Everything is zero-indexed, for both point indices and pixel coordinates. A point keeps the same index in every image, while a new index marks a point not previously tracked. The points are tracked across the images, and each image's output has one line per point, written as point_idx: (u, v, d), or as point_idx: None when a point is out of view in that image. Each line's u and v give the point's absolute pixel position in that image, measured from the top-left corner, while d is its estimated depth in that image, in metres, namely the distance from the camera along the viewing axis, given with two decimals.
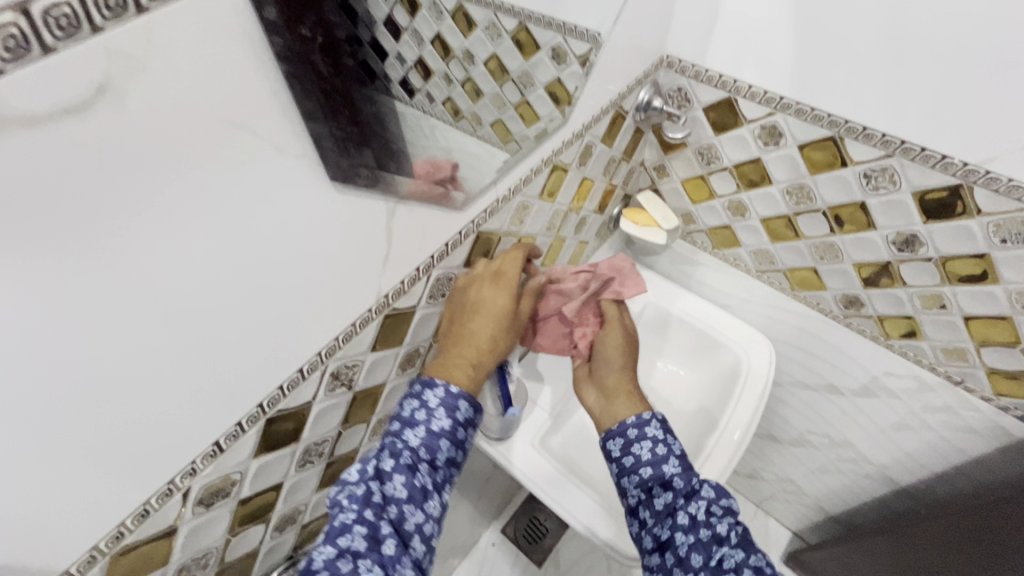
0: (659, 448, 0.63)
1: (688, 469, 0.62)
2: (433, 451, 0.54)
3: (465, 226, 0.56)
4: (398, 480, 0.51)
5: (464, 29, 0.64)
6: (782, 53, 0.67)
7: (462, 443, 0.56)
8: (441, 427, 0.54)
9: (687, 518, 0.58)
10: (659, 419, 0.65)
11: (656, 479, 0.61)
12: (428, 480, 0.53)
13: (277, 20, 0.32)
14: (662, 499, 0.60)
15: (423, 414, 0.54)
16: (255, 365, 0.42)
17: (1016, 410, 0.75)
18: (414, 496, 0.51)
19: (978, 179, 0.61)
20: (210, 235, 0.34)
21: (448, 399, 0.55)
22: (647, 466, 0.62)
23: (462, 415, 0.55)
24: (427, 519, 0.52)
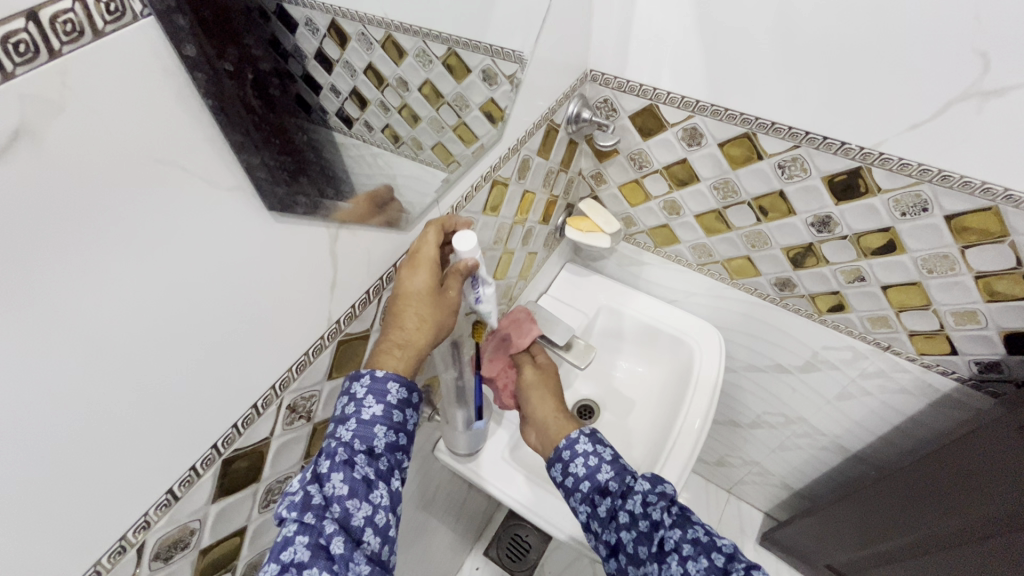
0: (590, 459, 0.66)
1: (620, 471, 0.65)
2: (369, 440, 0.54)
3: (411, 245, 0.60)
4: (337, 478, 0.52)
5: (395, 57, 0.59)
6: (694, 59, 0.70)
7: (402, 426, 0.56)
8: (373, 414, 0.54)
9: (628, 516, 0.62)
10: (587, 433, 0.69)
11: (594, 490, 0.65)
12: (369, 471, 0.54)
13: (198, 56, 0.32)
14: (604, 506, 0.64)
15: (353, 407, 0.54)
16: (211, 398, 0.43)
17: (938, 367, 0.81)
18: (356, 489, 0.52)
19: (874, 160, 0.65)
20: (151, 282, 0.35)
21: (376, 386, 0.54)
22: (585, 480, 0.66)
23: (394, 396, 0.55)
24: (376, 509, 0.53)
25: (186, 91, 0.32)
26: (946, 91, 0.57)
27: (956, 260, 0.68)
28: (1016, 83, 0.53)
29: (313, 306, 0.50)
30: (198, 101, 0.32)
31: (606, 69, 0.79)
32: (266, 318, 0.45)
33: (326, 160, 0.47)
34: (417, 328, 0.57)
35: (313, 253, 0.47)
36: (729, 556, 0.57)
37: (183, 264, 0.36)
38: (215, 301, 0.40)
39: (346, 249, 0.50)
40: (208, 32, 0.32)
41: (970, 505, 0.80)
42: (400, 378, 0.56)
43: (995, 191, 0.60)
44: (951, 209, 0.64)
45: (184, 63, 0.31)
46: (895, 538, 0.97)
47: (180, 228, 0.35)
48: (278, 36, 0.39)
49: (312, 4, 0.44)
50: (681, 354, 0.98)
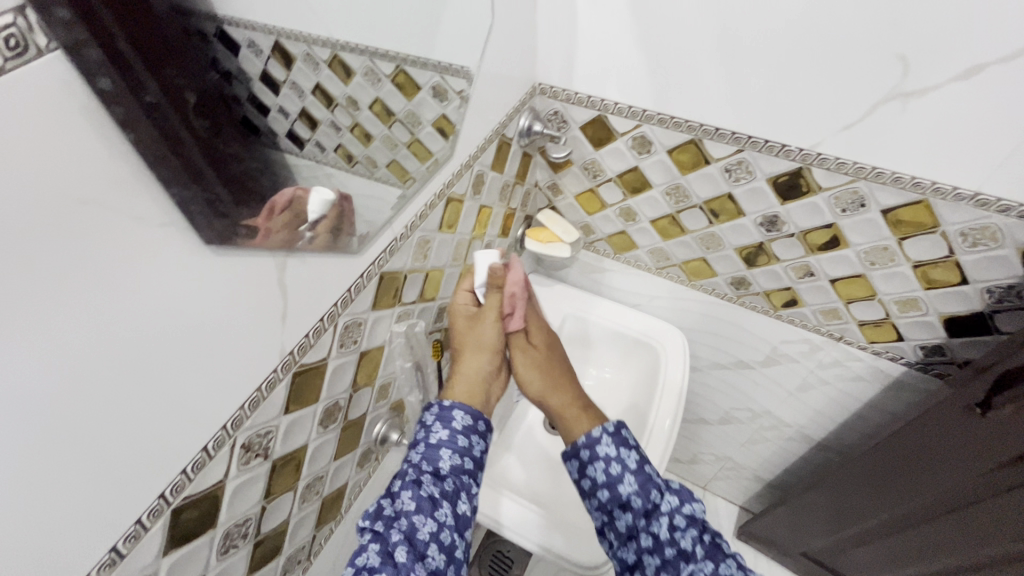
0: (613, 466, 0.64)
1: (644, 485, 0.62)
2: (434, 462, 0.59)
3: (365, 269, 0.59)
4: (406, 493, 0.55)
5: (343, 77, 0.55)
6: (637, 70, 0.72)
7: (467, 450, 0.62)
8: (439, 438, 0.61)
9: (649, 538, 0.59)
10: (610, 433, 0.67)
11: (615, 501, 0.63)
12: (435, 490, 0.57)
13: (114, 90, 0.30)
14: (624, 521, 0.62)
15: (423, 434, 0.62)
16: (154, 446, 0.41)
17: (887, 353, 0.85)
18: (422, 506, 0.55)
19: (813, 160, 0.68)
20: (79, 331, 0.33)
21: (444, 415, 0.64)
22: (604, 487, 0.64)
23: (459, 422, 0.63)
24: (441, 527, 0.55)
25: (102, 127, 0.30)
26: (872, 93, 0.60)
27: (894, 251, 0.72)
28: (933, 84, 0.56)
29: (262, 339, 0.47)
30: (118, 137, 0.31)
31: (554, 82, 0.80)
32: (211, 357, 0.43)
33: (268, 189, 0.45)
34: (474, 360, 0.74)
35: (260, 284, 0.45)
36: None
37: (114, 308, 0.34)
38: (154, 344, 0.38)
39: (295, 278, 0.49)
40: (124, 65, 0.30)
41: (943, 479, 0.83)
42: (466, 409, 0.65)
43: (923, 184, 0.64)
44: (886, 203, 0.68)
45: (98, 99, 0.29)
46: (863, 520, 1.00)
47: (106, 270, 0.33)
48: (219, 58, 0.40)
49: (254, 25, 0.43)
50: (647, 357, 0.99)
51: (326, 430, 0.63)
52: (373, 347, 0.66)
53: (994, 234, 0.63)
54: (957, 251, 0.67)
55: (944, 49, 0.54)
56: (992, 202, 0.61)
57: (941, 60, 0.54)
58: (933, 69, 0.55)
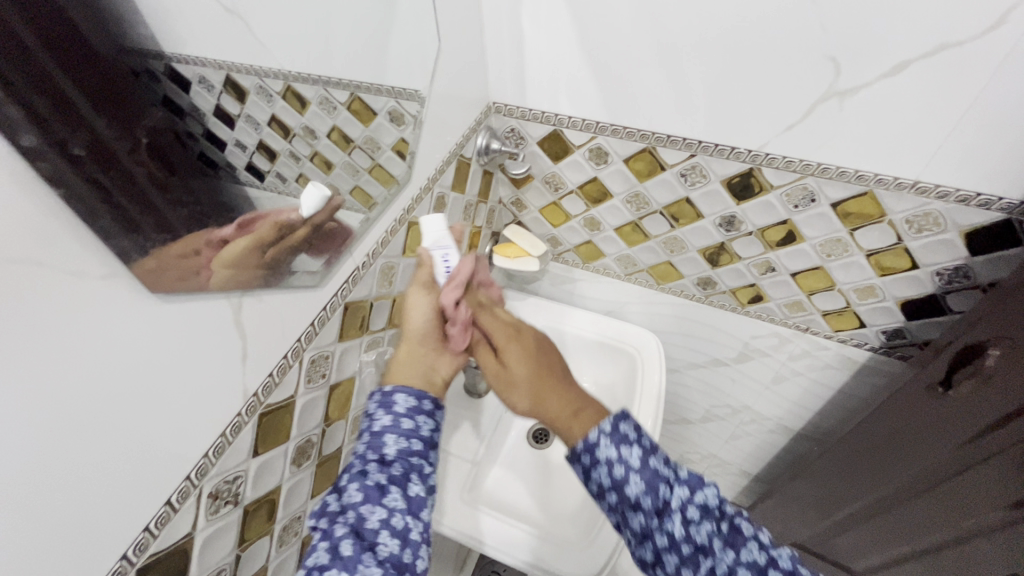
0: (616, 470, 0.54)
1: (652, 482, 0.53)
2: (380, 449, 0.55)
3: (329, 301, 0.58)
4: (352, 486, 0.52)
5: (298, 107, 0.55)
6: (587, 84, 0.73)
7: (415, 432, 0.58)
8: (383, 424, 0.57)
9: (666, 538, 0.52)
10: (608, 433, 0.56)
11: (624, 503, 0.54)
12: (382, 477, 0.53)
13: (41, 145, 0.29)
14: (636, 521, 0.53)
15: (366, 423, 0.58)
16: (112, 507, 0.39)
17: (852, 340, 0.87)
18: (369, 495, 0.51)
19: (762, 160, 0.70)
20: (23, 396, 0.31)
21: (385, 400, 0.58)
22: (611, 491, 0.55)
23: (401, 404, 0.58)
24: (391, 513, 0.51)
25: (31, 184, 0.29)
26: (810, 94, 0.62)
27: (847, 242, 0.74)
28: (865, 82, 0.59)
29: (222, 383, 0.46)
30: (49, 193, 0.30)
31: (508, 100, 0.81)
32: (168, 406, 0.42)
33: (208, 227, 0.42)
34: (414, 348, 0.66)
35: (215, 328, 0.44)
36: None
37: (58, 366, 0.33)
38: (104, 400, 0.37)
39: (253, 317, 0.48)
40: (51, 119, 0.30)
41: (916, 458, 0.84)
42: (407, 390, 0.59)
43: (867, 177, 0.66)
44: (835, 197, 0.70)
45: (24, 155, 0.28)
46: (846, 506, 1.02)
47: (45, 328, 0.32)
48: (171, 96, 0.40)
49: (206, 60, 0.43)
50: (624, 363, 1.00)
51: (301, 468, 0.61)
52: (342, 380, 0.65)
53: (938, 219, 0.66)
54: (905, 238, 0.70)
55: (872, 49, 0.56)
56: (932, 188, 0.64)
57: (870, 60, 0.57)
58: (864, 67, 0.58)
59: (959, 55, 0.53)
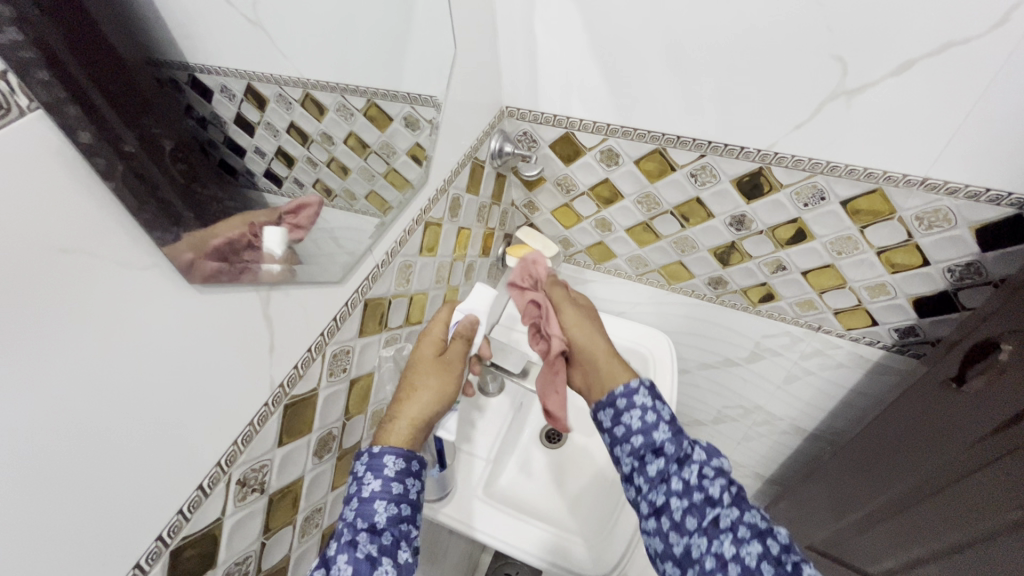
0: (649, 414, 0.60)
1: (677, 435, 0.58)
2: (370, 517, 0.54)
3: (349, 297, 0.60)
4: (341, 558, 0.51)
5: (316, 114, 0.57)
6: (598, 87, 0.75)
7: (403, 497, 0.56)
8: (372, 489, 0.55)
9: (680, 483, 0.56)
10: (649, 385, 0.62)
11: (647, 447, 0.59)
12: (372, 548, 0.52)
13: (95, 142, 0.32)
14: (655, 466, 0.58)
15: (356, 487, 0.56)
16: (149, 488, 0.41)
17: (864, 338, 0.88)
18: (359, 569, 0.50)
19: (771, 159, 0.72)
20: (71, 377, 0.34)
21: (374, 462, 0.57)
22: (637, 434, 0.60)
23: (390, 469, 0.57)
24: None
25: (85, 176, 0.31)
26: (817, 94, 0.64)
27: (857, 239, 0.75)
28: (872, 81, 0.60)
29: (251, 372, 0.48)
30: (99, 185, 0.32)
31: (521, 104, 0.83)
32: (201, 393, 0.44)
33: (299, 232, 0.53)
34: (425, 394, 0.63)
35: (245, 319, 0.46)
36: (784, 549, 0.51)
37: (103, 350, 0.35)
38: (142, 384, 0.39)
39: (280, 310, 0.50)
40: (102, 116, 0.32)
41: (930, 456, 0.84)
42: (397, 450, 0.58)
43: (876, 174, 0.67)
44: (844, 195, 0.71)
45: (81, 150, 0.31)
46: (861, 507, 1.01)
47: (91, 311, 0.34)
48: (193, 104, 0.42)
49: (225, 70, 0.45)
50: (636, 363, 1.01)
51: (322, 460, 0.63)
52: (361, 375, 0.67)
53: (948, 216, 0.67)
54: (915, 234, 0.71)
55: (878, 47, 0.57)
56: (941, 184, 0.65)
57: (877, 58, 0.58)
58: (872, 66, 0.59)
59: (965, 53, 0.55)
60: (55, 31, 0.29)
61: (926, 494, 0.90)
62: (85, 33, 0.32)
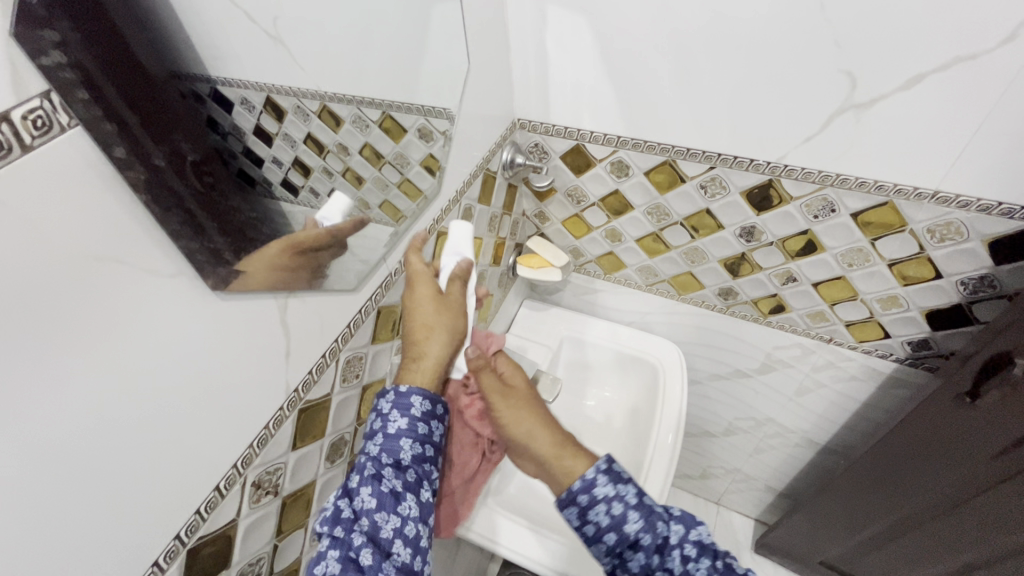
0: (614, 507, 0.58)
1: (650, 520, 0.57)
2: (394, 453, 0.57)
3: (363, 304, 0.62)
4: (365, 491, 0.53)
5: (332, 125, 0.58)
6: (608, 100, 0.76)
7: (426, 438, 0.59)
8: (399, 428, 0.57)
9: None
10: (604, 471, 0.60)
11: (624, 542, 0.57)
12: (396, 483, 0.55)
13: (128, 157, 0.33)
14: (637, 561, 0.57)
15: (379, 423, 0.58)
16: (169, 487, 0.43)
17: (877, 351, 0.87)
18: (383, 502, 0.53)
19: (781, 171, 0.72)
20: (100, 378, 0.35)
21: (401, 401, 0.59)
22: (610, 532, 0.58)
23: (418, 409, 0.59)
24: (405, 521, 0.54)
25: (118, 189, 0.33)
26: (826, 107, 0.64)
27: (869, 251, 0.75)
28: (882, 94, 0.60)
29: (269, 377, 0.50)
30: (132, 198, 0.34)
31: (533, 116, 0.85)
32: (220, 396, 0.45)
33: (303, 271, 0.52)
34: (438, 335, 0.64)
35: (263, 326, 0.48)
36: None
37: (130, 353, 0.37)
38: (166, 387, 0.40)
39: (296, 317, 0.51)
40: (130, 134, 0.34)
41: (945, 471, 0.83)
42: (424, 392, 0.60)
43: (886, 187, 0.67)
44: (854, 207, 0.71)
45: (115, 164, 0.32)
46: (874, 523, 0.99)
47: (120, 317, 0.35)
48: (215, 118, 0.43)
49: (246, 82, 0.47)
50: (645, 373, 1.01)
51: (334, 464, 0.64)
52: (374, 381, 0.68)
53: (960, 228, 0.67)
54: (927, 247, 0.71)
55: (888, 62, 0.58)
56: (952, 198, 0.65)
57: (887, 73, 0.59)
58: (881, 80, 0.59)
59: (975, 67, 0.55)
60: (88, 56, 0.31)
61: (942, 511, 0.88)
62: (115, 56, 0.33)
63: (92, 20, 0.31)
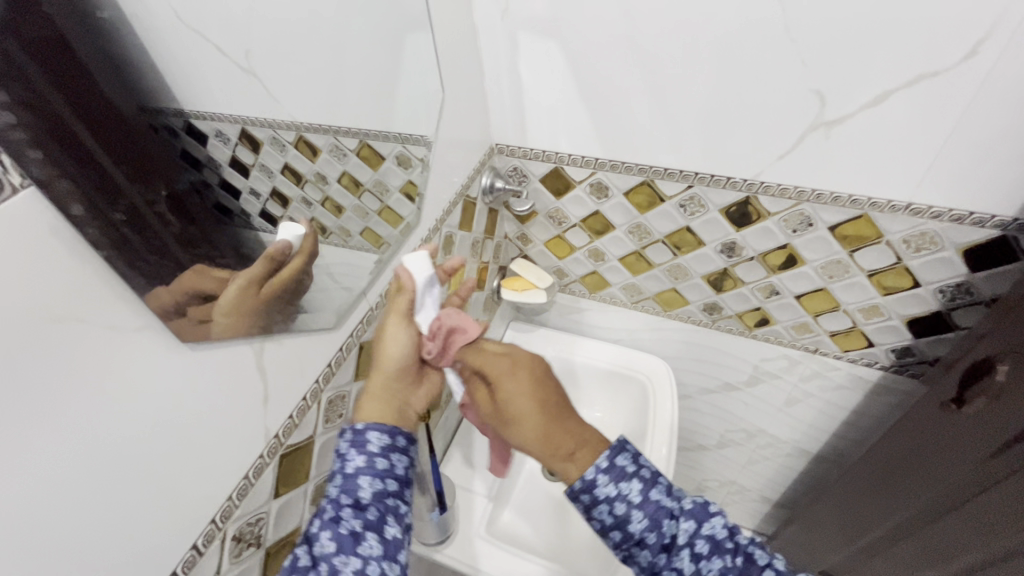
0: (588, 473, 0.57)
1: (619, 477, 0.57)
2: (354, 492, 0.52)
3: (344, 341, 0.61)
4: (325, 535, 0.50)
5: (309, 154, 0.57)
6: (584, 122, 0.77)
7: (390, 472, 0.55)
8: (356, 466, 0.53)
9: (641, 526, 0.55)
10: (581, 445, 0.57)
11: (629, 540, 0.56)
12: (357, 523, 0.51)
13: (89, 214, 0.32)
14: (611, 518, 0.56)
15: (338, 463, 0.54)
16: (142, 550, 0.41)
17: (863, 359, 0.87)
18: (343, 544, 0.50)
19: (758, 188, 0.73)
20: (63, 444, 0.33)
21: (358, 438, 0.55)
22: (585, 495, 0.57)
23: (374, 444, 0.55)
24: (367, 561, 0.50)
25: (76, 247, 0.32)
26: (798, 125, 0.65)
27: (848, 263, 0.76)
28: (850, 112, 0.62)
29: (247, 424, 0.48)
30: (92, 253, 0.32)
31: (509, 141, 0.85)
32: (194, 450, 0.43)
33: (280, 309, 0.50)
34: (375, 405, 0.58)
35: (237, 374, 0.46)
36: (751, 541, 0.54)
37: (96, 414, 0.35)
38: (136, 445, 0.38)
39: (273, 361, 0.50)
40: (93, 189, 0.32)
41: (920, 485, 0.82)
42: (382, 426, 0.56)
43: (861, 201, 0.68)
44: (831, 220, 0.72)
45: (72, 223, 0.31)
46: (859, 537, 0.98)
47: (84, 379, 0.34)
48: (188, 148, 0.42)
49: (222, 116, 0.46)
50: (635, 391, 1.00)
51: None
52: None
53: (934, 239, 0.68)
54: (904, 257, 0.72)
55: (852, 81, 0.59)
56: (925, 209, 0.66)
57: (854, 91, 0.60)
58: (850, 97, 0.60)
59: (939, 83, 0.56)
60: (52, 107, 0.30)
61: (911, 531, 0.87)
62: (81, 111, 0.32)
63: (75, 63, 0.32)
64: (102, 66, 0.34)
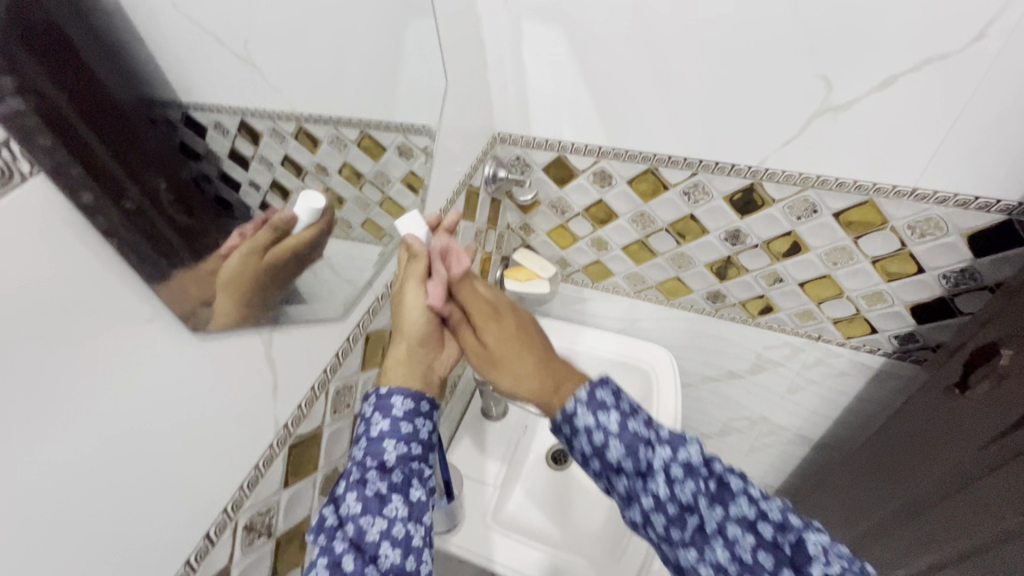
0: (596, 436, 0.54)
1: (632, 445, 0.53)
2: (379, 455, 0.51)
3: (351, 332, 0.61)
4: (350, 497, 0.49)
5: (310, 146, 0.56)
6: (587, 109, 0.76)
7: (416, 436, 0.53)
8: (381, 429, 0.52)
9: (651, 500, 0.52)
10: (584, 401, 0.55)
11: (608, 467, 0.54)
12: (382, 486, 0.50)
13: (99, 202, 0.32)
14: (623, 483, 0.54)
15: (363, 426, 0.53)
16: (154, 540, 0.41)
17: (866, 346, 0.88)
18: (369, 506, 0.49)
19: (763, 175, 0.73)
20: (76, 433, 0.33)
21: (382, 403, 0.53)
22: (595, 458, 0.55)
23: (399, 407, 0.53)
24: (392, 522, 0.49)
25: (87, 235, 0.31)
26: (803, 110, 0.65)
27: (852, 249, 0.76)
28: (856, 96, 0.61)
29: (257, 413, 0.48)
30: (102, 241, 0.32)
31: (512, 129, 0.84)
32: (205, 439, 0.43)
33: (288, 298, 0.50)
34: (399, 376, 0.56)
35: (246, 364, 0.46)
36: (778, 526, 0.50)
37: (108, 403, 0.35)
38: (147, 434, 0.38)
39: (282, 351, 0.50)
40: (99, 179, 0.32)
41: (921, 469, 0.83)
42: (405, 391, 0.54)
43: (866, 186, 0.68)
44: (836, 207, 0.72)
45: (82, 211, 0.31)
46: (860, 523, 0.99)
47: (95, 367, 0.34)
48: (187, 141, 0.40)
49: (222, 107, 0.44)
50: (638, 379, 1.00)
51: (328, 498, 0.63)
52: None
53: (939, 224, 0.68)
54: (908, 243, 0.72)
55: (858, 64, 0.59)
56: (930, 194, 0.66)
57: (860, 75, 0.60)
58: (856, 82, 0.60)
59: (946, 66, 0.56)
60: (59, 99, 0.29)
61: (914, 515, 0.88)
62: (88, 103, 0.31)
63: (75, 58, 0.30)
64: (104, 58, 0.33)
